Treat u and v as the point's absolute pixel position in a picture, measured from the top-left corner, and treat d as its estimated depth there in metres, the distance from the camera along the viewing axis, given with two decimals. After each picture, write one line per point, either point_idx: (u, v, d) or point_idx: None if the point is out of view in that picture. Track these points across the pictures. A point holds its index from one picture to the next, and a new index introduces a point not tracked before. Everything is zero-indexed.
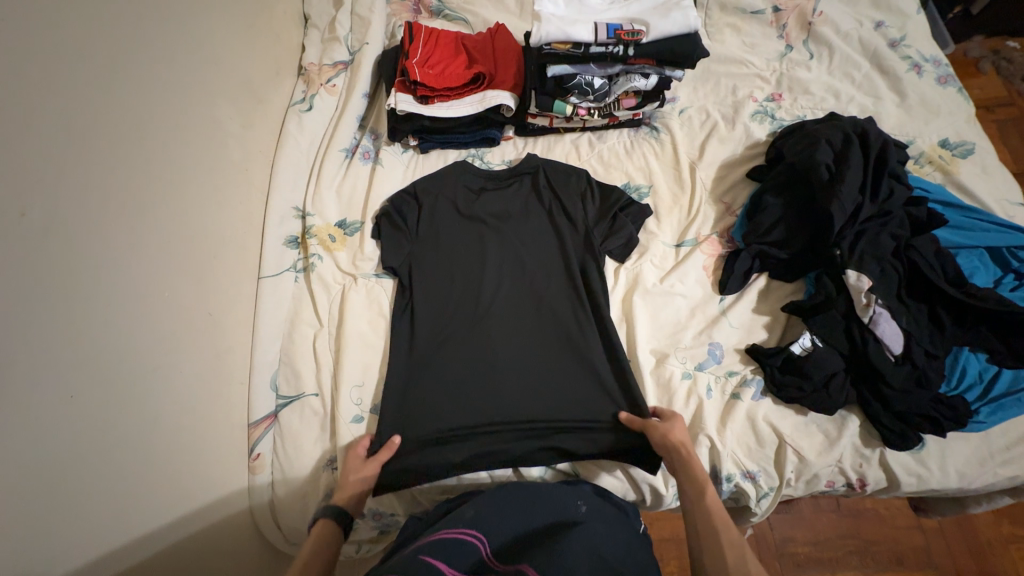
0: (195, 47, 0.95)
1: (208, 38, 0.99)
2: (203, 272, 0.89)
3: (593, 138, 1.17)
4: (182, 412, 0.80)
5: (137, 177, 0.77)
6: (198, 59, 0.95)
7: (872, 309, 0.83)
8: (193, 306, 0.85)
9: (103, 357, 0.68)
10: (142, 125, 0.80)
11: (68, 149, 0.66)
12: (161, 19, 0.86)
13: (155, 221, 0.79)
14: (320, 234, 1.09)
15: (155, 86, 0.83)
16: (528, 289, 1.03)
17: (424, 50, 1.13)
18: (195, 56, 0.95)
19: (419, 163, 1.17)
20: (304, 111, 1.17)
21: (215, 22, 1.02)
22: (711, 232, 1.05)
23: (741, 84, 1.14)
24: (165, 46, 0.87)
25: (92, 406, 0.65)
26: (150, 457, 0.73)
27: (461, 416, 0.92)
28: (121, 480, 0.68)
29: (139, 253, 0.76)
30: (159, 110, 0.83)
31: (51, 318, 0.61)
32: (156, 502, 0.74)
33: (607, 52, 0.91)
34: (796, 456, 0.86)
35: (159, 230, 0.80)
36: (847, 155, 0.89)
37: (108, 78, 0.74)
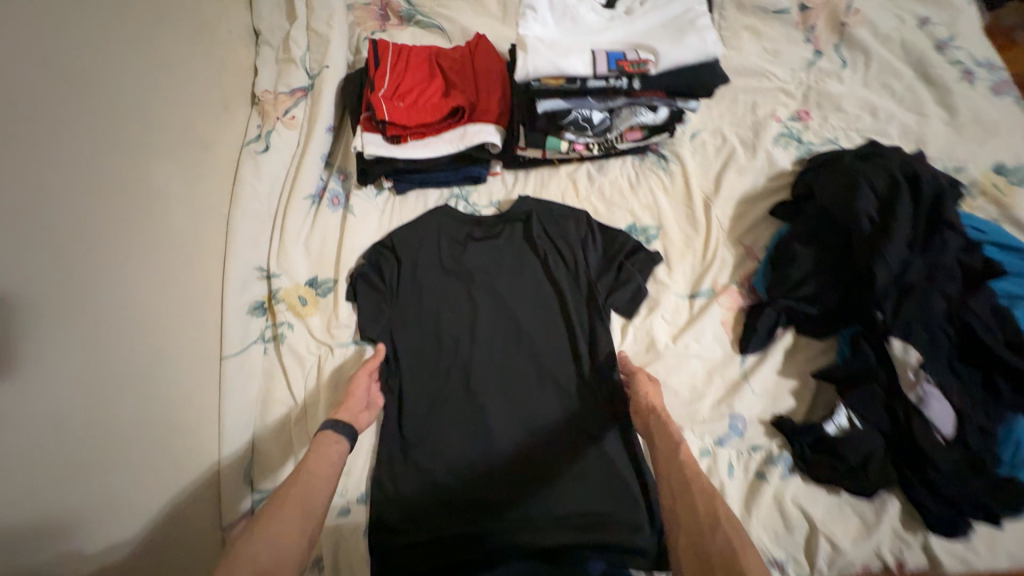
0: (120, 89, 0.79)
1: (131, 76, 0.82)
2: (157, 366, 0.76)
3: (593, 169, 1.03)
4: (141, 539, 0.68)
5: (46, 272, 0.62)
6: (126, 105, 0.79)
7: (922, 387, 0.72)
8: (150, 411, 0.73)
9: (30, 503, 0.56)
10: (54, 201, 0.65)
11: None
12: (63, 66, 0.71)
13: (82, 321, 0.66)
14: (287, 299, 0.96)
15: (64, 150, 0.68)
16: (526, 354, 0.92)
17: (393, 76, 0.97)
18: (119, 101, 0.78)
19: (396, 207, 1.04)
20: (259, 151, 1.02)
21: (141, 56, 0.85)
22: (730, 281, 0.92)
23: (761, 101, 0.99)
24: (74, 97, 0.71)
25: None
26: None
27: (461, 508, 0.83)
28: None
29: (70, 364, 0.63)
30: (72, 180, 0.68)
31: None
32: None
33: (608, 86, 0.76)
34: (829, 544, 0.74)
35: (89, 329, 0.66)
36: (893, 204, 0.75)
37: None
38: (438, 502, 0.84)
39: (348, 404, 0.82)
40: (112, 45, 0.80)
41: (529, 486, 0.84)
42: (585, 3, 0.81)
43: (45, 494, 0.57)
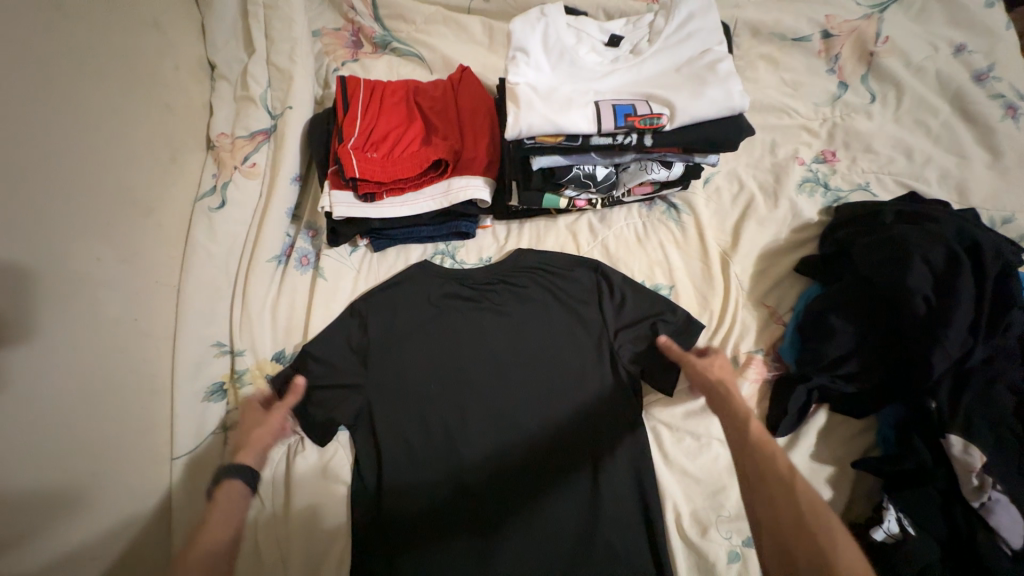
0: (47, 150, 0.66)
1: (60, 133, 0.69)
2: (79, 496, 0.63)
3: (595, 219, 0.92)
4: None
5: None
6: (45, 171, 0.65)
7: (987, 494, 0.62)
8: (57, 574, 0.58)
9: None
10: None
11: None
12: None
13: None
14: (257, 379, 0.84)
15: None
16: (524, 432, 0.81)
17: (365, 122, 0.85)
18: (31, 169, 0.64)
19: (374, 265, 0.92)
20: (215, 208, 0.89)
21: (79, 107, 0.72)
22: (755, 349, 0.81)
23: (781, 140, 0.88)
24: None
25: None
26: None
27: None
28: None
29: None
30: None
31: None
32: None
33: (615, 143, 0.65)
34: None
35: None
36: (953, 281, 0.64)
37: None
38: None
39: (257, 436, 0.74)
40: (35, 95, 0.66)
41: None
42: (583, 45, 0.70)
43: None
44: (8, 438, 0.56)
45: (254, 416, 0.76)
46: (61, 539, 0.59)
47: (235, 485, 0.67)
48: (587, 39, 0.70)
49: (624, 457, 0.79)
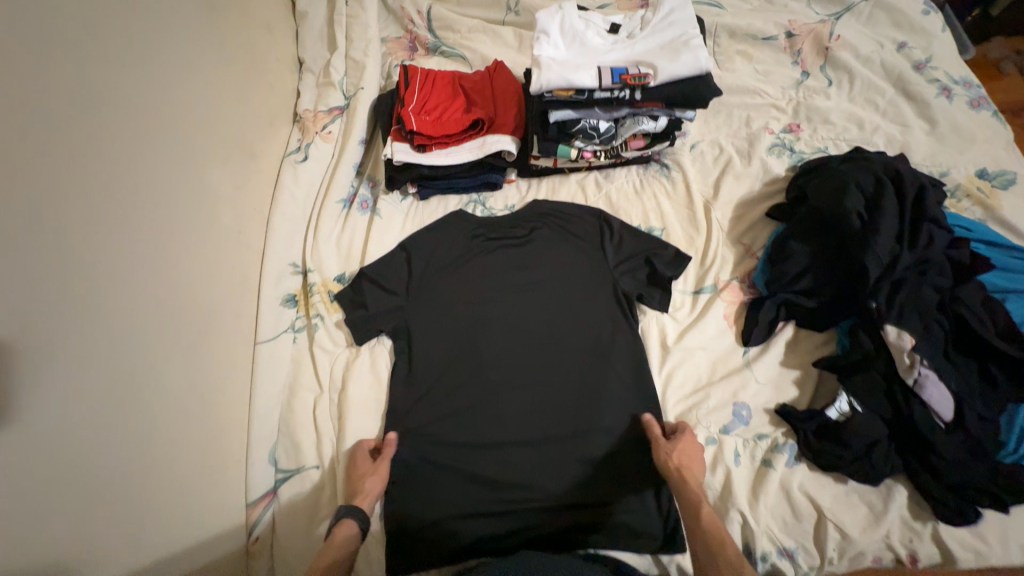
0: (192, 109, 0.95)
1: (200, 99, 0.97)
2: (197, 350, 0.86)
3: (600, 177, 1.12)
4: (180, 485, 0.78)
5: (127, 257, 0.76)
6: (191, 126, 0.94)
7: (917, 371, 0.75)
8: (180, 397, 0.81)
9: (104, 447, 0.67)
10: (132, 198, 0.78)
11: (70, 246, 0.67)
12: (153, 91, 0.86)
13: (149, 301, 0.78)
14: (322, 292, 1.06)
15: (147, 159, 0.82)
16: (537, 343, 0.97)
17: (421, 95, 1.09)
18: (183, 122, 0.92)
19: (419, 210, 1.13)
20: (299, 161, 1.13)
21: (211, 82, 1.01)
22: (732, 277, 0.98)
23: (754, 115, 1.08)
24: (159, 116, 0.86)
25: (92, 505, 0.65)
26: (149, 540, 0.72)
27: (456, 485, 0.88)
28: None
29: (136, 335, 0.75)
30: (156, 186, 0.83)
31: (57, 420, 0.62)
32: None
33: (613, 97, 0.86)
34: (837, 532, 0.78)
35: (154, 306, 0.79)
36: (879, 203, 0.80)
37: (107, 169, 0.74)
38: (438, 479, 0.89)
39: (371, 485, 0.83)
40: (189, 73, 0.95)
41: (527, 468, 0.88)
42: (591, 30, 0.93)
43: (83, 460, 0.64)
44: (159, 294, 0.81)
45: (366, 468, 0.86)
46: (184, 375, 0.82)
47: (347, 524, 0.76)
48: (594, 27, 0.93)
49: (625, 362, 0.94)
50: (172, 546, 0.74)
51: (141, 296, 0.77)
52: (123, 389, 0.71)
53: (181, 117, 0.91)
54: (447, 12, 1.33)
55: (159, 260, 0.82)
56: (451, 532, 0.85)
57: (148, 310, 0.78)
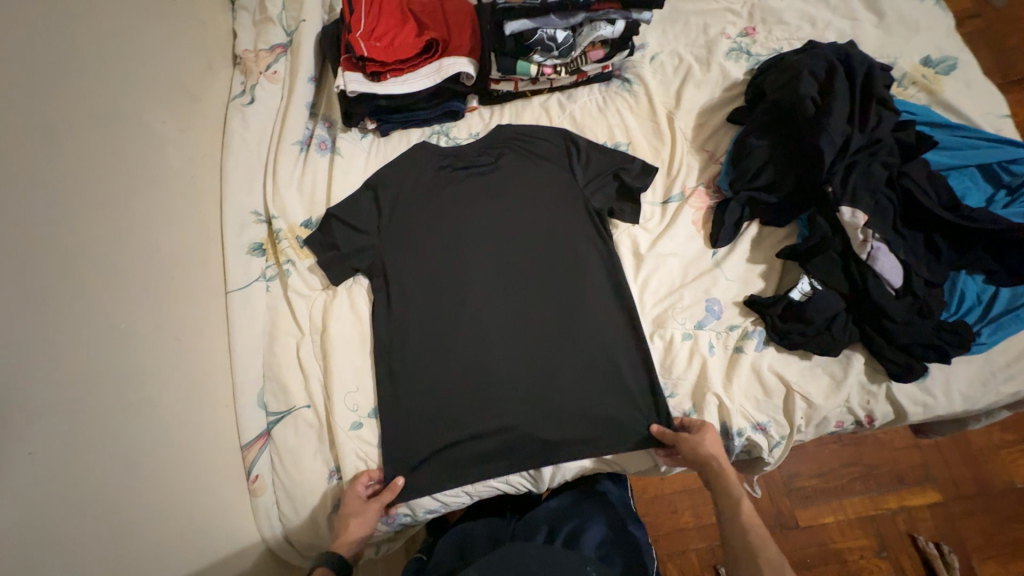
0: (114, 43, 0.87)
1: (121, 33, 0.89)
2: (161, 298, 0.84)
3: (563, 98, 1.10)
4: (165, 428, 0.78)
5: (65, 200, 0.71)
6: (115, 63, 0.87)
7: (869, 245, 0.80)
8: (150, 342, 0.79)
9: (74, 391, 0.66)
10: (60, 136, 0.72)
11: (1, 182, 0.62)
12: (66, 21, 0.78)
13: (100, 247, 0.75)
14: (290, 238, 1.02)
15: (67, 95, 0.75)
16: (515, 267, 0.98)
17: (368, 22, 1.03)
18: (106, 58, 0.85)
19: (381, 147, 1.09)
20: (246, 104, 1.07)
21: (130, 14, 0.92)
22: (698, 184, 1.01)
23: (711, 21, 1.08)
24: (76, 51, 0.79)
25: (74, 446, 0.64)
26: (142, 481, 0.72)
27: (448, 407, 0.91)
28: (120, 517, 0.68)
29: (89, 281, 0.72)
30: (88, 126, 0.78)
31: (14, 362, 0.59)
32: (162, 535, 0.72)
33: (568, 0, 0.86)
34: (804, 402, 0.85)
35: (105, 253, 0.76)
36: (830, 88, 0.82)
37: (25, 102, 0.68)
38: (430, 403, 0.91)
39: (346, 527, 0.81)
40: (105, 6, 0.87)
41: (515, 382, 0.91)
42: None
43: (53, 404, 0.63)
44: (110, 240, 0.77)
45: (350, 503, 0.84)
46: (151, 322, 0.80)
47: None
48: None
49: (602, 274, 0.96)
50: (171, 483, 0.76)
51: (95, 242, 0.74)
52: (83, 335, 0.69)
53: (102, 54, 0.84)
54: None
55: (104, 202, 0.77)
56: (449, 449, 0.89)
57: (101, 256, 0.75)
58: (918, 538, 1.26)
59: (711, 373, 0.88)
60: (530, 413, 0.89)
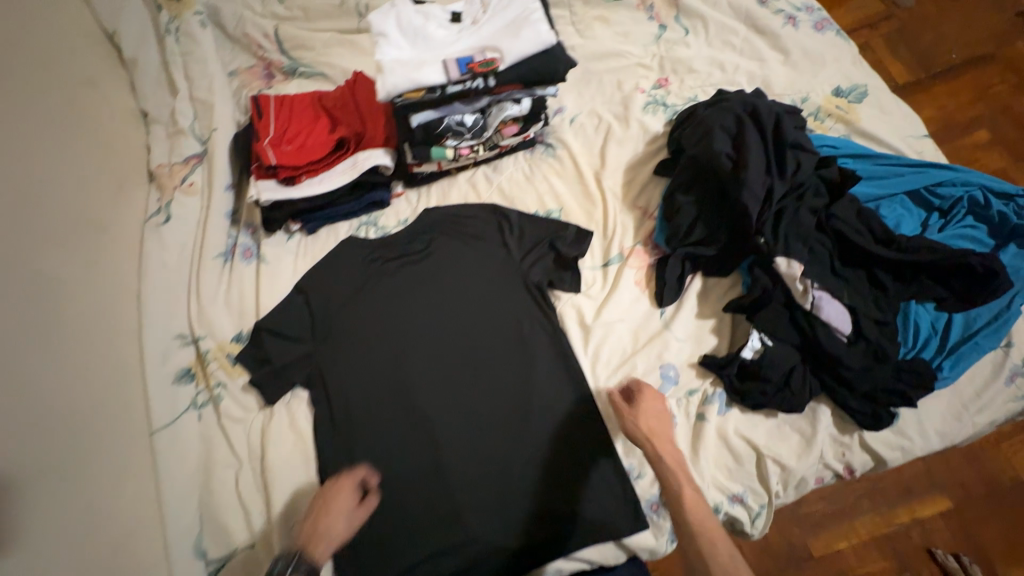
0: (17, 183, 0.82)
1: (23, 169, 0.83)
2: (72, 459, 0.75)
3: (489, 170, 1.08)
4: None
5: None
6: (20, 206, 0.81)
7: (811, 294, 0.78)
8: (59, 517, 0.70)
9: None
10: None
11: None
12: None
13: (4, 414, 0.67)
14: (220, 358, 0.96)
15: None
16: (460, 359, 0.93)
17: (278, 124, 1.01)
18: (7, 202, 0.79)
19: (309, 246, 1.05)
20: (162, 224, 1.03)
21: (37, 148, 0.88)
22: (635, 243, 0.98)
23: (624, 78, 1.08)
24: None
25: None
26: None
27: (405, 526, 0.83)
28: None
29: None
30: None
31: None
32: None
33: (467, 89, 0.82)
34: (777, 466, 0.80)
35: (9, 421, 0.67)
36: (742, 142, 0.81)
37: None
38: (384, 524, 0.83)
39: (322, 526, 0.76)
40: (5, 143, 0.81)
41: (473, 486, 0.84)
42: (433, 23, 0.88)
43: None
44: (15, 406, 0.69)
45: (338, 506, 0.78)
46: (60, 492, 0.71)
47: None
48: (435, 19, 0.88)
49: (551, 352, 0.91)
50: None
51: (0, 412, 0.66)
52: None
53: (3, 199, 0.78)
54: (297, 31, 1.26)
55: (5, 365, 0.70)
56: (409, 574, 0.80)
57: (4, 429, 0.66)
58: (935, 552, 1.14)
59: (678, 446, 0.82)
60: (492, 519, 0.82)
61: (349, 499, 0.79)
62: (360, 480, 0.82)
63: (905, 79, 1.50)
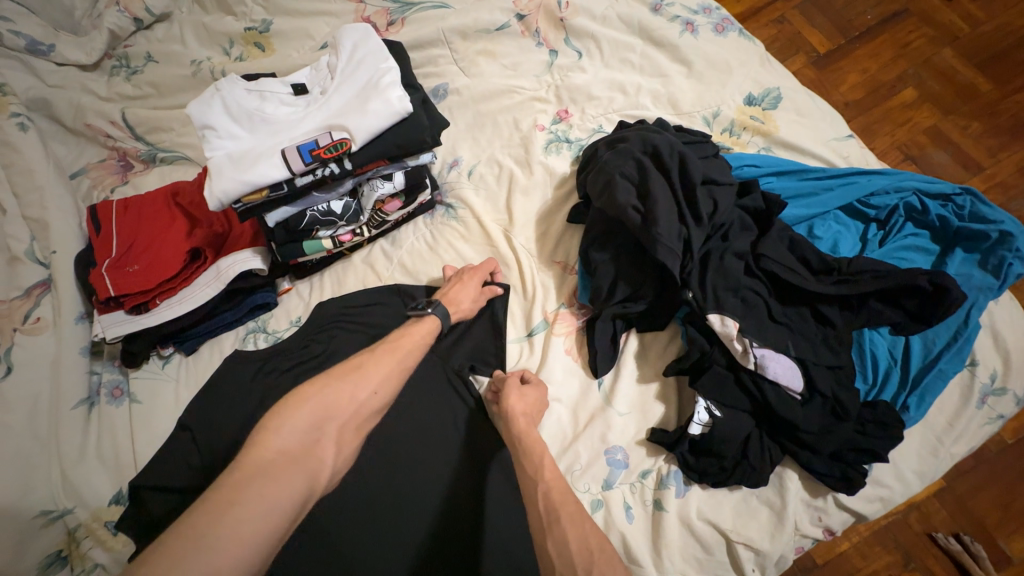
0: None
1: None
2: None
3: (387, 244, 0.94)
4: None
5: None
6: None
7: (752, 354, 0.68)
8: None
9: None
10: None
11: None
12: None
13: None
14: (94, 532, 0.79)
15: None
16: (383, 458, 0.73)
17: (125, 237, 0.86)
18: None
19: (190, 369, 0.90)
20: (2, 378, 0.81)
21: None
22: (559, 305, 0.86)
23: (520, 115, 0.96)
24: None
25: None
26: None
27: None
28: None
29: None
30: None
31: None
32: None
33: (318, 178, 0.70)
34: (750, 550, 0.69)
35: None
36: (648, 188, 0.71)
37: None
38: None
39: (461, 290, 0.81)
40: None
41: None
42: (273, 101, 0.74)
43: None
44: None
45: (471, 278, 0.82)
46: None
47: (432, 320, 0.74)
48: (274, 96, 0.75)
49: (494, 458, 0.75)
50: None
51: None
52: None
53: None
54: (149, 113, 1.10)
55: None
56: None
57: None
58: (940, 539, 0.88)
59: (642, 548, 0.70)
60: None
61: (477, 281, 0.83)
62: (485, 271, 0.85)
63: (830, 48, 1.32)
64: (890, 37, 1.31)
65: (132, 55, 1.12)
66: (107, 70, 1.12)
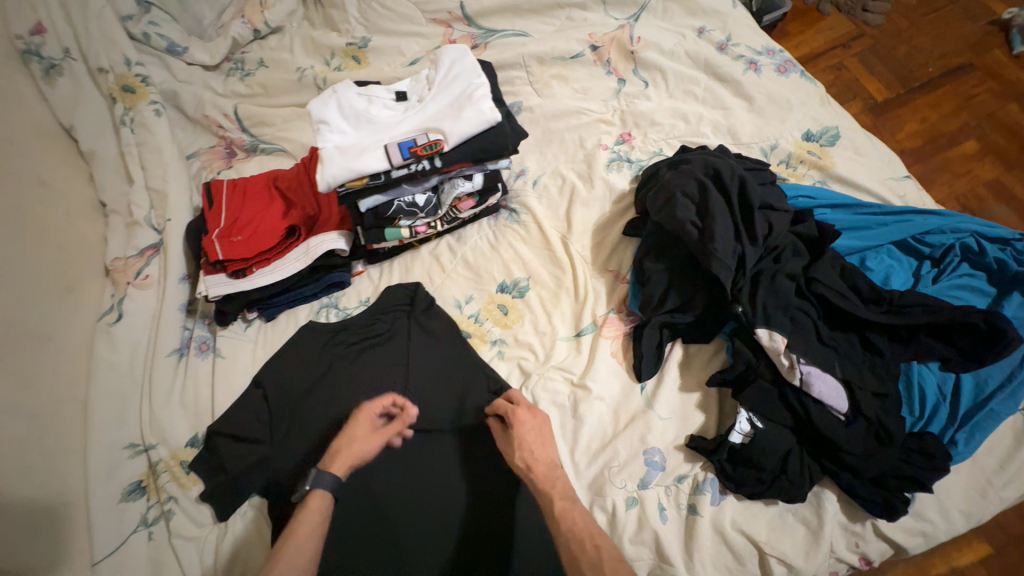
0: None
1: None
2: None
3: (453, 241, 1.02)
4: None
5: None
6: None
7: (798, 370, 0.71)
8: None
9: None
10: None
11: None
12: None
13: None
14: (172, 467, 0.87)
15: None
16: (432, 447, 0.84)
17: (231, 212, 0.99)
18: None
19: (269, 334, 0.99)
20: (114, 323, 0.94)
21: None
22: (608, 310, 0.91)
23: (586, 135, 1.04)
24: None
25: None
26: None
27: None
28: None
29: None
30: None
31: None
32: None
33: (412, 171, 0.79)
34: (784, 566, 0.70)
35: None
36: (707, 206, 0.77)
37: None
38: None
39: (354, 446, 0.77)
40: None
41: None
42: (377, 104, 0.85)
43: None
44: None
45: (361, 429, 0.79)
46: None
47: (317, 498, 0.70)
48: (378, 101, 0.86)
49: None
50: None
51: None
52: None
53: None
54: (257, 109, 1.26)
55: None
56: None
57: None
58: None
59: (675, 549, 0.72)
60: None
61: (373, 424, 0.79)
62: (378, 408, 0.81)
63: (890, 95, 1.35)
64: (952, 89, 1.33)
65: (248, 60, 1.30)
66: (225, 70, 1.29)
